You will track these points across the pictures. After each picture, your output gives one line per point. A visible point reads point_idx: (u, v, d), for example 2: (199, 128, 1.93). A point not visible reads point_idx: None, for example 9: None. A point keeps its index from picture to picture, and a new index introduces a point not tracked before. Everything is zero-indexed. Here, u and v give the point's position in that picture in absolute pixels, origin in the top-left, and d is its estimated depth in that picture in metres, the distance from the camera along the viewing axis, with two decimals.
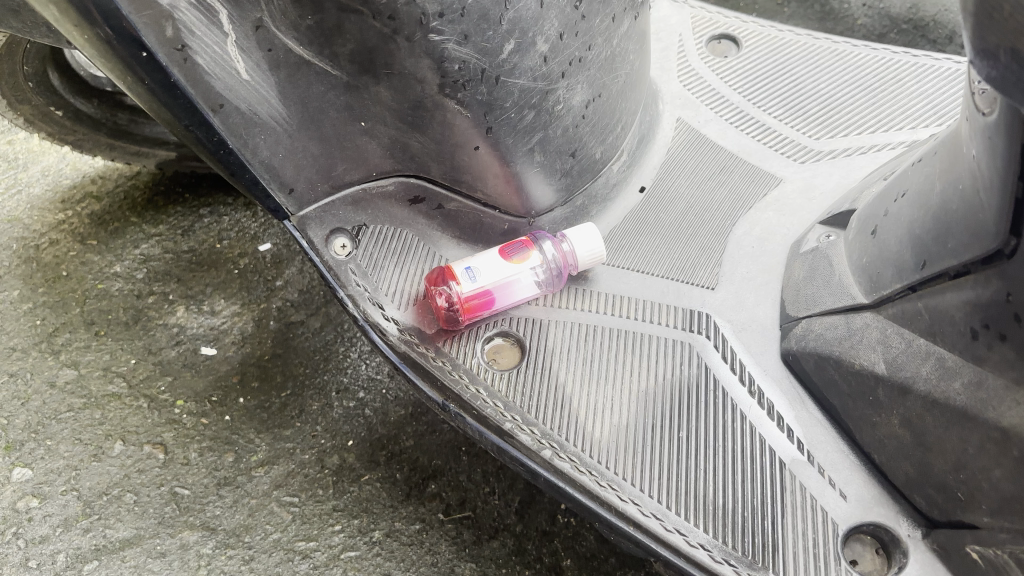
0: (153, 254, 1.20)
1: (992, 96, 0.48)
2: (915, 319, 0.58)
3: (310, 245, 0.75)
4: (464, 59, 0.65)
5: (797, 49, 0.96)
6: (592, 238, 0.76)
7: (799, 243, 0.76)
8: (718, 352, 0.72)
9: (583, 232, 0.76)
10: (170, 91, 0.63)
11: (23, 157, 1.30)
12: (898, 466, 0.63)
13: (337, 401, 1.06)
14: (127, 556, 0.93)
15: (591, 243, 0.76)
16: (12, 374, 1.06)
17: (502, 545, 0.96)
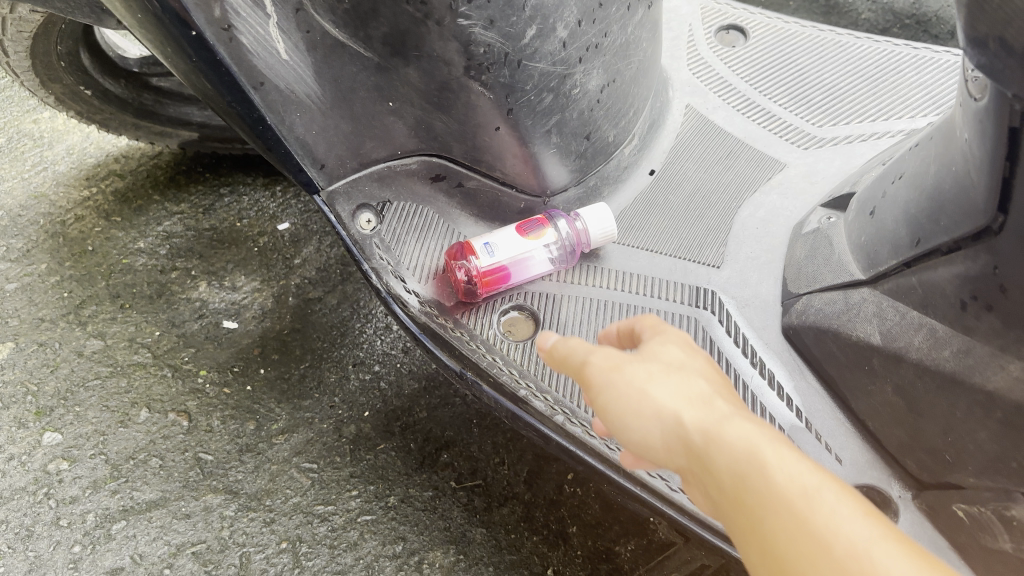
0: (176, 231, 1.24)
1: (983, 82, 0.51)
2: (908, 293, 0.62)
3: (337, 219, 0.79)
4: (489, 43, 0.68)
5: (802, 40, 1.00)
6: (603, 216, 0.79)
7: (801, 224, 0.80)
8: (723, 326, 0.76)
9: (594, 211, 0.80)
10: (215, 68, 0.68)
11: (48, 136, 1.35)
12: (890, 432, 0.67)
13: (353, 373, 1.11)
14: (154, 516, 0.97)
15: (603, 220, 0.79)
16: (41, 344, 1.10)
17: (512, 512, 1.00)
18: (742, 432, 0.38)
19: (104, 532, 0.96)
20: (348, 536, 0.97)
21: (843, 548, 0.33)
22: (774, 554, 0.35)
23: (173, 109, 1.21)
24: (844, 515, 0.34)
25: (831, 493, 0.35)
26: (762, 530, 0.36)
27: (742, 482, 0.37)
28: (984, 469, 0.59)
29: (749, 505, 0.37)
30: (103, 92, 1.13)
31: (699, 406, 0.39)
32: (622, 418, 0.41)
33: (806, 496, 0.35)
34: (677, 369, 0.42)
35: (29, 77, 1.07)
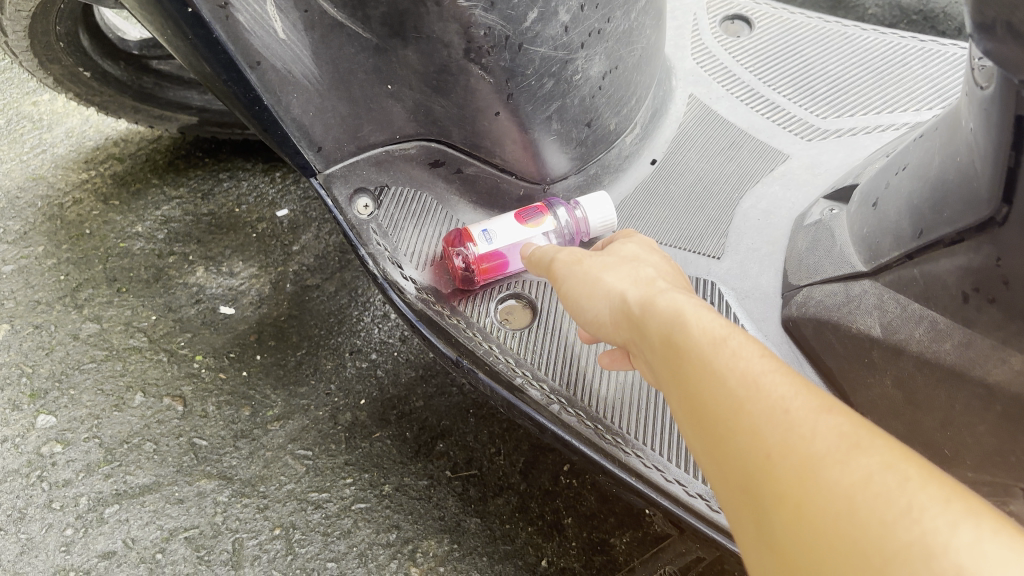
0: (174, 216, 1.24)
1: (991, 71, 0.50)
2: (910, 285, 0.61)
3: (334, 203, 0.79)
4: (490, 25, 0.67)
5: (808, 31, 0.99)
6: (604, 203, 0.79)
7: (803, 216, 0.79)
8: (721, 318, 0.75)
9: (593, 198, 0.80)
10: (211, 47, 0.67)
11: (47, 118, 1.34)
12: (888, 425, 0.66)
13: (350, 361, 1.10)
14: (147, 500, 0.97)
15: (603, 209, 0.79)
16: (37, 327, 1.10)
17: (507, 502, 0.99)
18: (673, 302, 0.51)
19: (96, 516, 0.95)
20: (341, 523, 0.97)
21: (737, 379, 0.43)
22: (691, 391, 0.46)
23: (173, 93, 1.20)
24: (745, 357, 0.44)
25: (738, 341, 0.46)
26: (684, 372, 0.47)
27: (672, 336, 0.49)
28: (983, 462, 0.59)
29: (678, 356, 0.48)
30: (102, 74, 1.13)
31: (637, 285, 0.55)
32: (585, 300, 0.59)
33: (716, 344, 0.46)
34: (632, 261, 0.59)
35: (28, 57, 1.06)
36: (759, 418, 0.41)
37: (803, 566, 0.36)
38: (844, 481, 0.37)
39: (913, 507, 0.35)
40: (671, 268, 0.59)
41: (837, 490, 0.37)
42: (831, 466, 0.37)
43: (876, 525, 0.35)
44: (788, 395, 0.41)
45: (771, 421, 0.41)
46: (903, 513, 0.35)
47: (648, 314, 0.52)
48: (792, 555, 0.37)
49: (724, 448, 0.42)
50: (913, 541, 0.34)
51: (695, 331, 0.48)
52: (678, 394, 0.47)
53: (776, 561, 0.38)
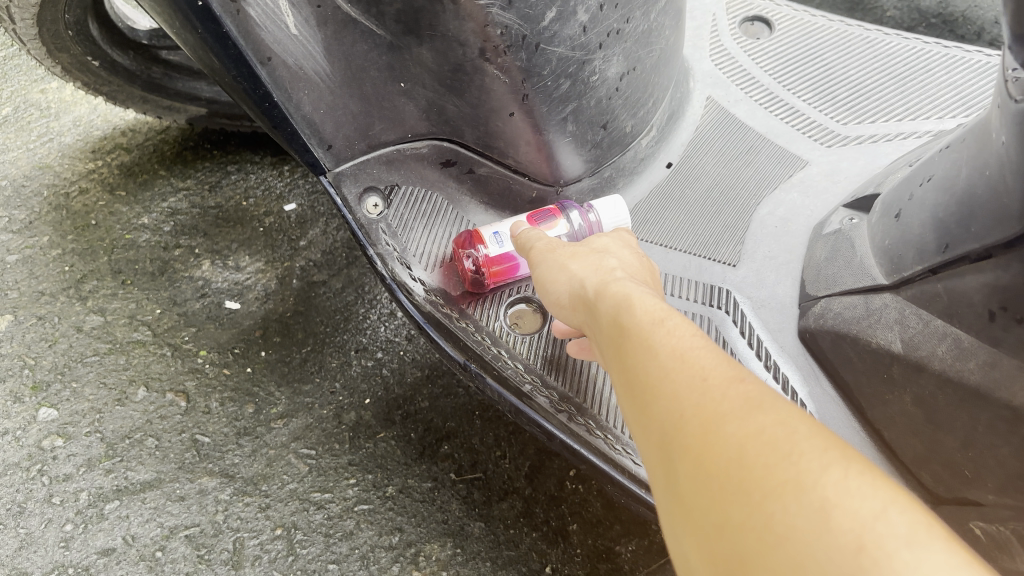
0: (180, 208, 1.22)
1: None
2: (933, 301, 0.59)
3: (343, 202, 0.77)
4: (507, 25, 0.65)
5: (829, 34, 0.97)
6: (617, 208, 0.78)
7: (822, 225, 0.77)
8: (736, 327, 0.74)
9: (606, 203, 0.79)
10: (221, 41, 0.65)
11: (55, 107, 1.33)
12: (906, 443, 0.64)
13: (356, 359, 1.09)
14: (148, 497, 0.96)
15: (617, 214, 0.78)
16: (40, 318, 1.09)
17: (511, 507, 0.98)
18: (623, 286, 0.52)
19: (96, 512, 0.94)
20: (344, 525, 0.95)
21: (666, 350, 0.45)
22: (623, 363, 0.47)
23: (182, 84, 1.19)
24: (675, 333, 0.46)
25: (678, 324, 0.47)
26: (621, 345, 0.48)
27: (617, 314, 0.50)
28: (1004, 486, 0.57)
29: (620, 332, 0.49)
30: (111, 63, 1.11)
31: (597, 272, 0.56)
32: (548, 283, 0.60)
33: (655, 322, 0.47)
34: (600, 251, 0.60)
35: (36, 44, 1.05)
36: (674, 382, 0.42)
37: (696, 510, 0.38)
38: (739, 433, 0.38)
39: (797, 456, 0.36)
40: (637, 260, 0.60)
41: (732, 441, 0.38)
42: (732, 421, 0.39)
43: (760, 469, 0.36)
44: (706, 359, 0.43)
45: (685, 384, 0.42)
46: (787, 460, 0.36)
47: (599, 296, 0.53)
48: (688, 500, 0.38)
49: (643, 411, 0.43)
50: (791, 485, 0.35)
51: (637, 310, 0.49)
52: (615, 366, 0.48)
53: (674, 508, 0.39)
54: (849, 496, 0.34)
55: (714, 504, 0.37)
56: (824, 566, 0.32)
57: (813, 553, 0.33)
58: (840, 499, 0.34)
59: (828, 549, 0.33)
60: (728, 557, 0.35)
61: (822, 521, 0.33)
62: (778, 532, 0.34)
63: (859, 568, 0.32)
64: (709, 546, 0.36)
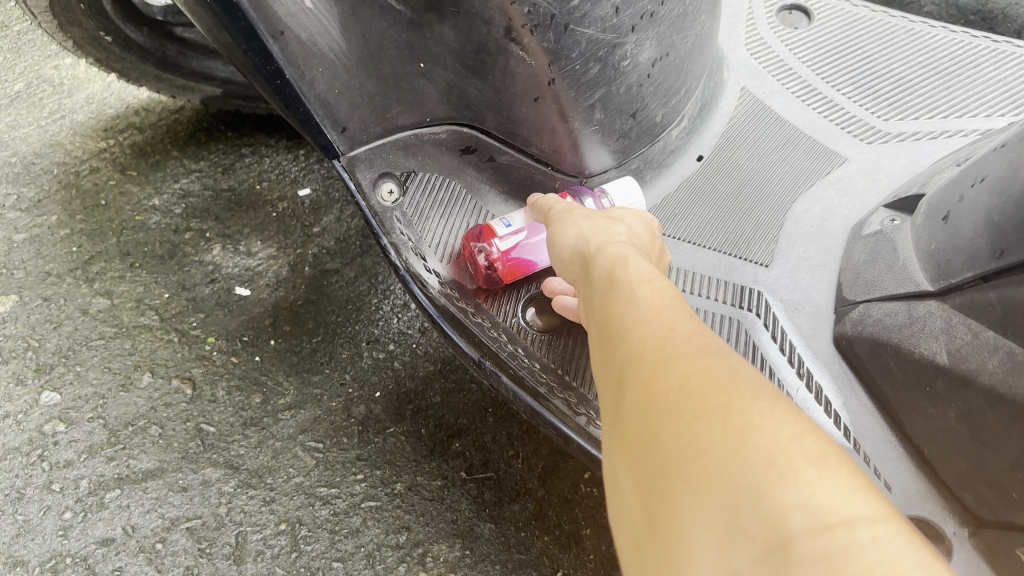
0: (192, 190, 1.19)
1: None
2: (984, 310, 0.55)
3: (357, 188, 0.74)
4: (535, 2, 0.61)
5: (871, 25, 0.92)
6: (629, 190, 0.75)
7: (862, 225, 0.73)
8: (768, 331, 0.70)
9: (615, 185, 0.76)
10: (231, 13, 0.60)
11: (68, 83, 1.31)
12: (949, 460, 0.60)
13: (367, 351, 1.06)
14: (149, 487, 0.93)
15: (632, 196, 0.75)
16: (45, 299, 1.06)
17: (523, 508, 0.95)
18: (618, 243, 0.51)
19: (96, 500, 0.92)
20: (350, 522, 0.92)
21: (640, 296, 0.43)
22: (597, 306, 0.46)
23: (196, 62, 1.16)
24: (651, 283, 0.45)
25: (656, 276, 0.46)
26: (600, 292, 0.47)
27: (603, 264, 0.49)
28: None
29: (601, 280, 0.48)
30: (124, 40, 1.08)
31: (599, 231, 0.54)
32: (555, 239, 0.58)
33: (637, 274, 0.46)
34: (612, 217, 0.58)
35: (47, 18, 1.02)
36: (639, 321, 0.41)
37: (630, 431, 0.37)
38: (686, 364, 0.37)
39: (734, 385, 0.35)
40: (648, 232, 0.58)
41: (678, 370, 0.37)
42: (683, 355, 0.38)
43: (697, 393, 0.35)
44: (671, 303, 0.42)
45: (649, 323, 0.41)
46: (725, 387, 0.35)
47: (592, 250, 0.52)
48: (627, 422, 0.37)
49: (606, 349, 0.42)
50: (721, 407, 0.34)
51: (622, 260, 0.48)
52: (590, 310, 0.47)
53: (614, 431, 0.38)
54: (773, 421, 0.33)
55: (648, 424, 0.36)
56: (734, 480, 0.31)
57: (726, 469, 0.32)
58: (763, 422, 0.33)
59: (742, 466, 0.32)
60: (652, 473, 0.34)
61: (740, 439, 0.32)
62: (699, 447, 0.33)
63: (767, 485, 0.31)
64: (637, 462, 0.35)
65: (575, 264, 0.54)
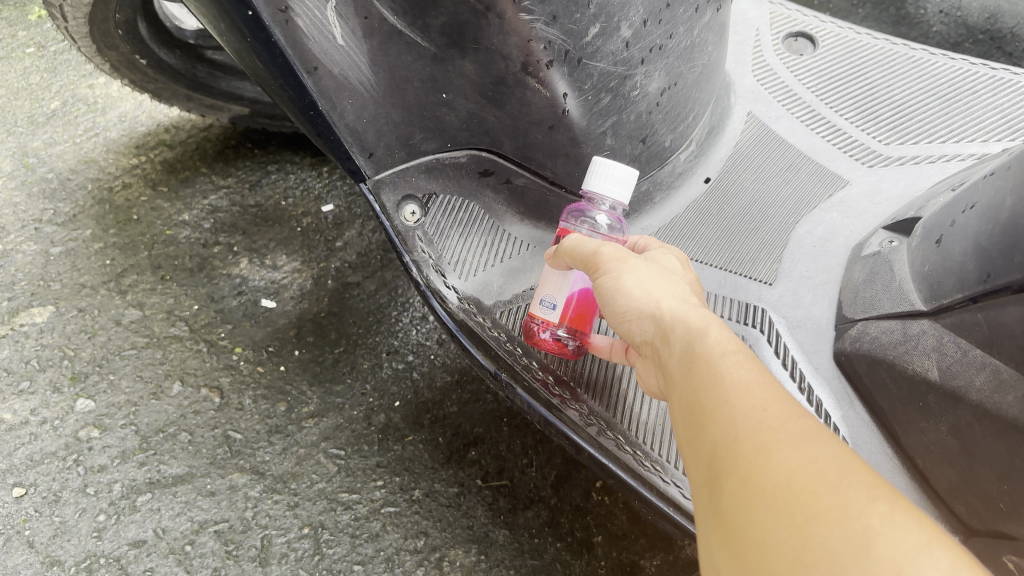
0: (221, 206, 1.25)
1: None
2: (972, 330, 0.58)
3: (382, 209, 0.78)
4: (550, 39, 0.66)
5: (873, 51, 0.96)
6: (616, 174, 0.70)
7: (861, 246, 0.77)
8: (771, 347, 0.73)
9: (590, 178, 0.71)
10: (269, 49, 0.64)
11: (102, 102, 1.37)
12: (942, 472, 0.63)
13: (387, 361, 1.10)
14: (179, 491, 0.97)
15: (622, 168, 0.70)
16: (80, 310, 1.11)
17: (537, 516, 0.98)
18: (694, 314, 0.53)
19: (129, 504, 0.95)
20: (370, 526, 0.96)
21: (732, 382, 0.46)
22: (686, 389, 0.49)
23: (226, 83, 1.22)
24: (737, 366, 0.47)
25: (742, 356, 0.48)
26: (688, 374, 0.49)
27: (688, 342, 0.51)
28: None
29: (688, 361, 0.50)
30: (157, 62, 1.13)
31: (667, 293, 0.56)
32: (604, 289, 0.59)
33: (720, 354, 0.49)
34: (667, 270, 0.60)
35: (86, 43, 1.07)
36: (737, 412, 0.44)
37: (741, 528, 0.39)
38: (791, 460, 0.39)
39: (845, 487, 0.37)
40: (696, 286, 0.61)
41: (785, 467, 0.39)
42: (788, 450, 0.40)
43: (812, 500, 0.37)
44: (763, 389, 0.45)
45: (745, 414, 0.43)
46: (836, 490, 0.37)
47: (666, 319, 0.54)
48: (736, 522, 0.39)
49: (703, 436, 0.45)
50: (835, 510, 0.36)
51: (706, 340, 0.50)
52: (676, 391, 0.50)
53: (723, 529, 0.40)
54: (893, 526, 0.35)
55: (764, 529, 0.38)
56: None
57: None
58: (884, 528, 0.35)
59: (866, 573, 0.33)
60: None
61: (862, 547, 0.34)
62: (816, 551, 0.35)
63: None
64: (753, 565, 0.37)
65: (647, 329, 0.56)
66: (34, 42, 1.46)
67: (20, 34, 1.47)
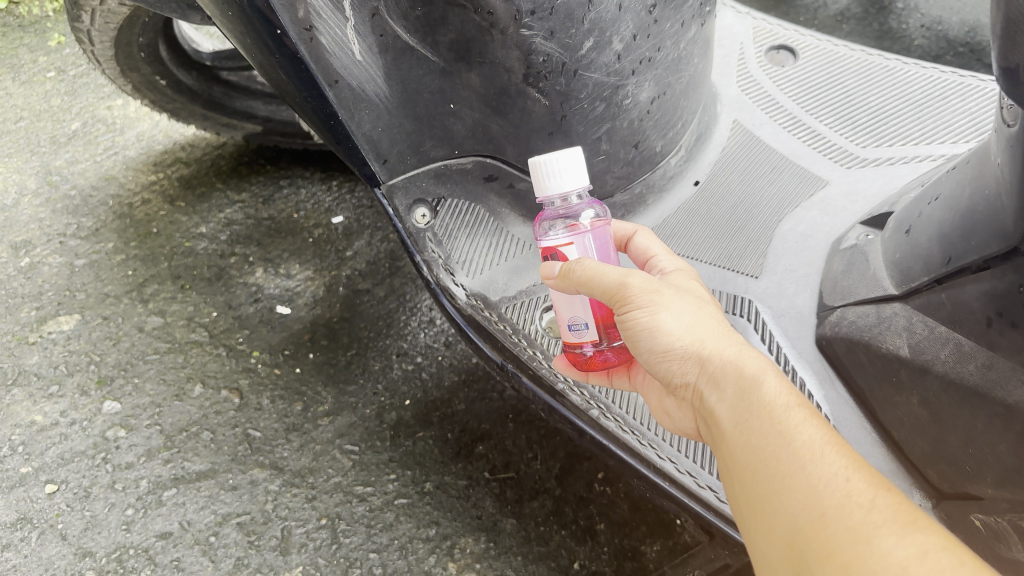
0: (236, 219, 1.31)
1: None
2: (937, 308, 0.64)
3: (395, 212, 0.85)
4: (549, 53, 0.72)
5: (850, 62, 1.03)
6: (563, 162, 0.68)
7: (840, 240, 0.82)
8: (757, 333, 0.79)
9: (540, 189, 0.69)
10: (296, 65, 0.71)
11: (120, 123, 1.45)
12: (914, 442, 0.70)
13: (396, 363, 1.15)
14: (203, 486, 1.01)
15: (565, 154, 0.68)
16: (105, 318, 1.17)
17: (542, 505, 1.02)
18: (746, 360, 0.58)
19: (156, 498, 1.00)
20: (384, 517, 1.00)
21: (804, 445, 0.51)
22: (753, 446, 0.53)
23: (240, 103, 1.28)
24: (801, 425, 0.52)
25: (806, 420, 0.53)
26: (751, 428, 0.54)
27: (744, 390, 0.56)
28: (1002, 480, 0.62)
29: (746, 412, 0.55)
30: (176, 83, 1.19)
31: (709, 333, 0.60)
32: (642, 324, 0.61)
33: (784, 419, 0.53)
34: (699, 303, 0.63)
35: (110, 65, 1.13)
36: (816, 482, 0.48)
37: None
38: (896, 549, 0.43)
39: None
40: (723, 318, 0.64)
41: (891, 555, 0.43)
42: (886, 533, 0.44)
43: None
44: (843, 470, 0.49)
45: (825, 483, 0.48)
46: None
47: (717, 365, 0.58)
48: None
49: (783, 500, 0.50)
50: None
51: (763, 392, 0.55)
52: (739, 445, 0.55)
53: None
54: None
55: None
56: None
57: None
58: None
59: None
60: None
61: None
62: None
63: None
64: None
65: (691, 370, 0.59)
66: (54, 67, 1.56)
67: (41, 60, 1.58)
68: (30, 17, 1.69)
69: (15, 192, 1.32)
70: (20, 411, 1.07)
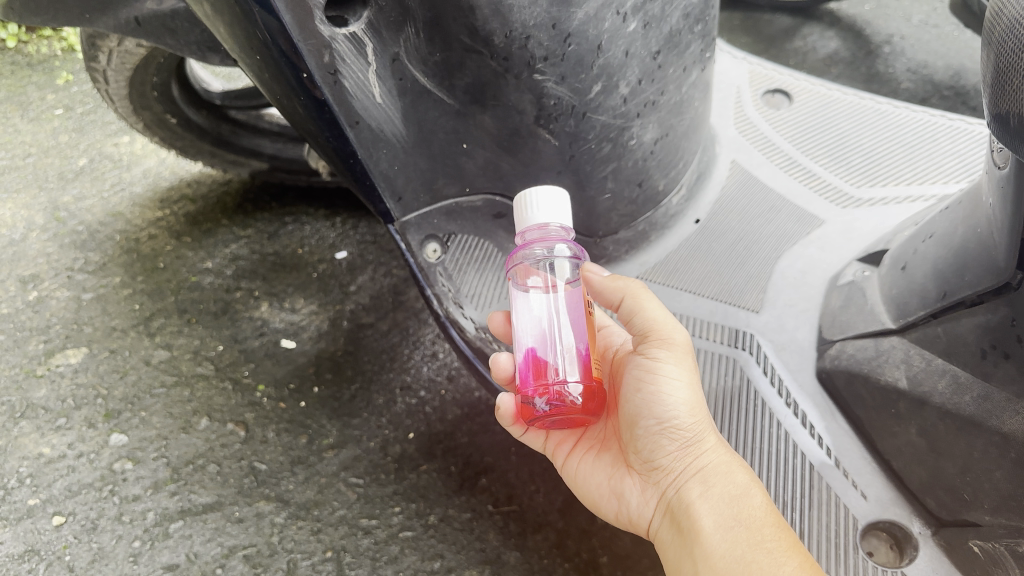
0: (241, 254, 1.33)
1: None
2: (934, 341, 0.67)
3: (407, 247, 0.88)
4: (560, 96, 0.75)
5: (843, 106, 1.07)
6: (541, 197, 0.71)
7: (838, 276, 0.85)
8: (760, 367, 0.82)
9: (520, 221, 0.72)
10: (320, 108, 0.73)
11: (127, 159, 1.47)
12: (912, 471, 0.72)
13: (400, 397, 1.17)
14: (209, 518, 1.02)
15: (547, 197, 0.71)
16: (112, 351, 1.18)
17: (545, 538, 1.02)
18: (739, 477, 0.70)
19: (162, 530, 1.00)
20: (389, 550, 1.01)
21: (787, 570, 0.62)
22: (735, 551, 0.64)
23: (247, 140, 1.30)
24: (784, 547, 0.64)
25: (785, 547, 0.64)
26: (739, 540, 0.65)
27: (733, 501, 0.68)
28: (999, 506, 0.65)
29: (736, 523, 0.66)
30: (186, 121, 1.22)
31: (710, 435, 0.72)
32: (659, 398, 0.71)
33: (768, 543, 0.64)
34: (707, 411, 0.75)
35: (123, 104, 1.16)
36: None
37: None
38: None
39: None
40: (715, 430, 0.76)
41: None
42: None
43: None
44: None
45: None
46: None
47: (711, 466, 0.70)
48: None
49: None
50: None
51: (752, 507, 0.67)
52: (721, 549, 0.65)
53: None
54: None
55: None
56: None
57: None
58: None
59: None
60: None
61: None
62: None
63: None
64: None
65: (685, 462, 0.71)
66: (62, 105, 1.59)
67: (50, 97, 1.61)
68: (38, 56, 1.72)
69: (23, 227, 1.34)
70: (27, 444, 1.08)
